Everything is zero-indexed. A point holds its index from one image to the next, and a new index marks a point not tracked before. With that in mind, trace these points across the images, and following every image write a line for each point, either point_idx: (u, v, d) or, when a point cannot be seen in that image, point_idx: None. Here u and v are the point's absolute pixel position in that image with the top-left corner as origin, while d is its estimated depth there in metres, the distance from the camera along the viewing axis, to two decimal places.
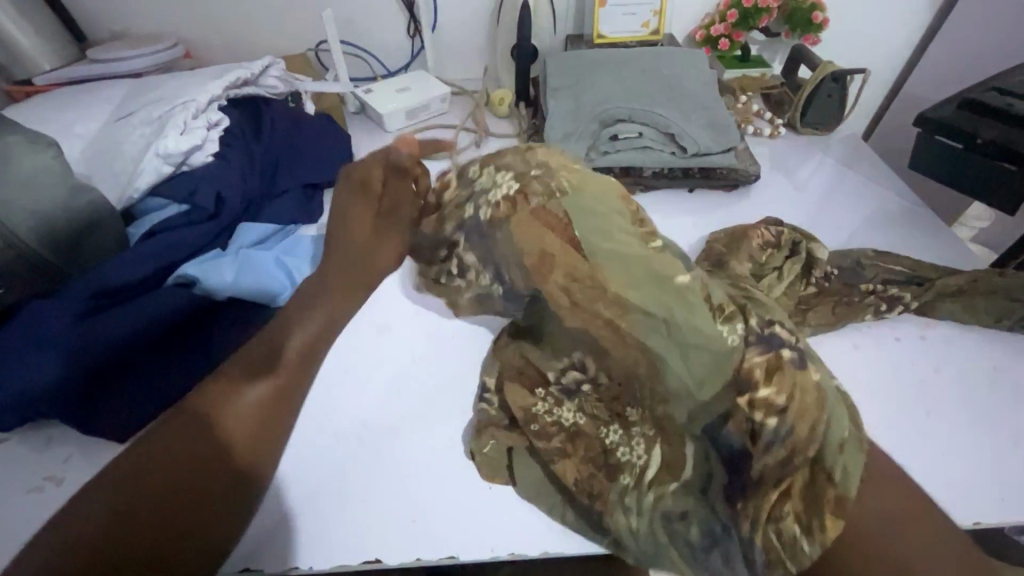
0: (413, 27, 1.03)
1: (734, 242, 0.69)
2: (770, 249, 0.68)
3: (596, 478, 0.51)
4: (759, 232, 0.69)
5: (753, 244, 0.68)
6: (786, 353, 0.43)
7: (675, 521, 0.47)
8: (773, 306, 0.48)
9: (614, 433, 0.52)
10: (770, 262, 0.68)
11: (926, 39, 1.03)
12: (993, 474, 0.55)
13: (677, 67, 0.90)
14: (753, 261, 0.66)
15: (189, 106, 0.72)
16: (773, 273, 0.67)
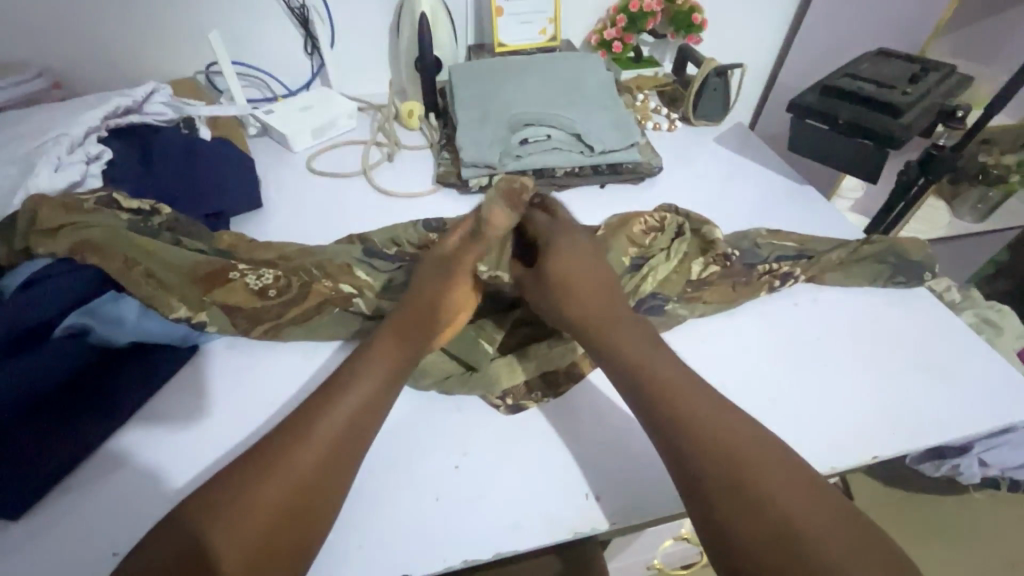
0: (310, 44, 1.00)
1: (620, 227, 0.77)
2: (653, 232, 0.76)
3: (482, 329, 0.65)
4: (643, 219, 0.77)
5: (635, 230, 0.76)
6: (645, 297, 0.69)
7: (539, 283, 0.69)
8: (662, 277, 0.71)
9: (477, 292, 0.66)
10: (655, 244, 0.75)
11: (790, 34, 1.16)
12: (882, 413, 0.63)
13: (578, 71, 0.95)
14: (635, 244, 0.75)
15: (63, 140, 0.67)
16: (662, 252, 0.73)
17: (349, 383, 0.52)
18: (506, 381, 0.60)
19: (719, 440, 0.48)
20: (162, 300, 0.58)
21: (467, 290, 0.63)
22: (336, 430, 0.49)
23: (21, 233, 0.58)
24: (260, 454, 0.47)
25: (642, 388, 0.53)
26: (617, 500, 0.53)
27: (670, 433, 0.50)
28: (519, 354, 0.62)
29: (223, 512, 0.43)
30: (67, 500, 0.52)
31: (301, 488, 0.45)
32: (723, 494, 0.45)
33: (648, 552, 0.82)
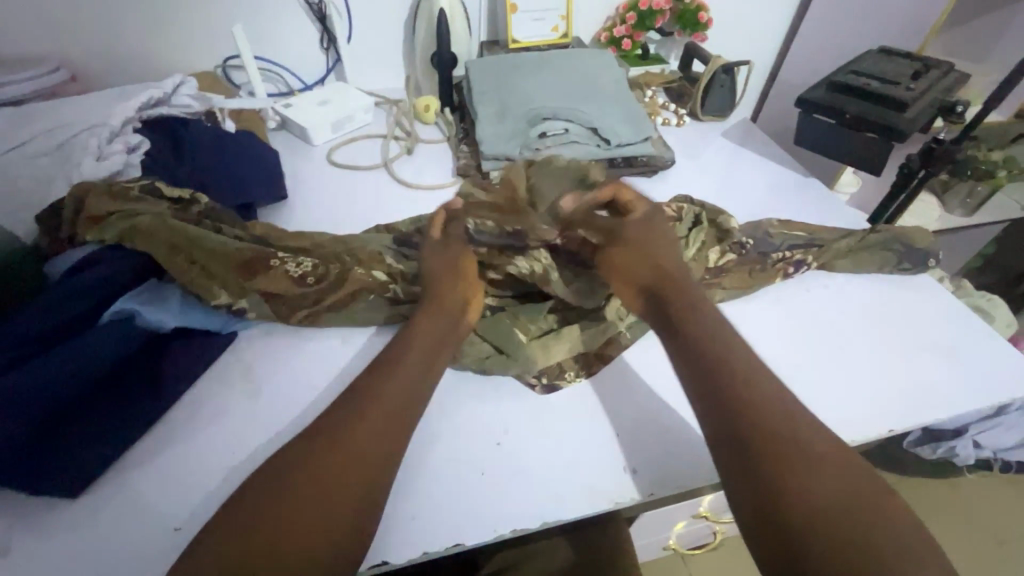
0: (326, 38, 1.02)
1: None
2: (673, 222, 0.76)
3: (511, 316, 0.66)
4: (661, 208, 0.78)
5: None
6: None
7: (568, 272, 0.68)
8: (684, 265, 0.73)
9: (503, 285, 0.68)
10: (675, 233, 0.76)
11: (791, 32, 1.20)
12: (893, 389, 0.67)
13: (590, 67, 0.98)
14: None
15: (101, 131, 0.68)
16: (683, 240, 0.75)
17: (385, 375, 0.53)
18: (541, 362, 0.62)
19: (775, 427, 0.46)
20: (204, 286, 0.61)
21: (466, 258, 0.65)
22: (379, 415, 0.49)
23: (70, 221, 0.60)
24: (304, 450, 0.47)
25: (702, 366, 0.52)
26: (655, 472, 0.56)
27: (721, 411, 0.49)
28: (553, 335, 0.64)
29: (276, 509, 0.43)
30: (123, 477, 0.53)
31: (351, 475, 0.45)
32: (769, 463, 0.45)
33: (664, 531, 0.86)
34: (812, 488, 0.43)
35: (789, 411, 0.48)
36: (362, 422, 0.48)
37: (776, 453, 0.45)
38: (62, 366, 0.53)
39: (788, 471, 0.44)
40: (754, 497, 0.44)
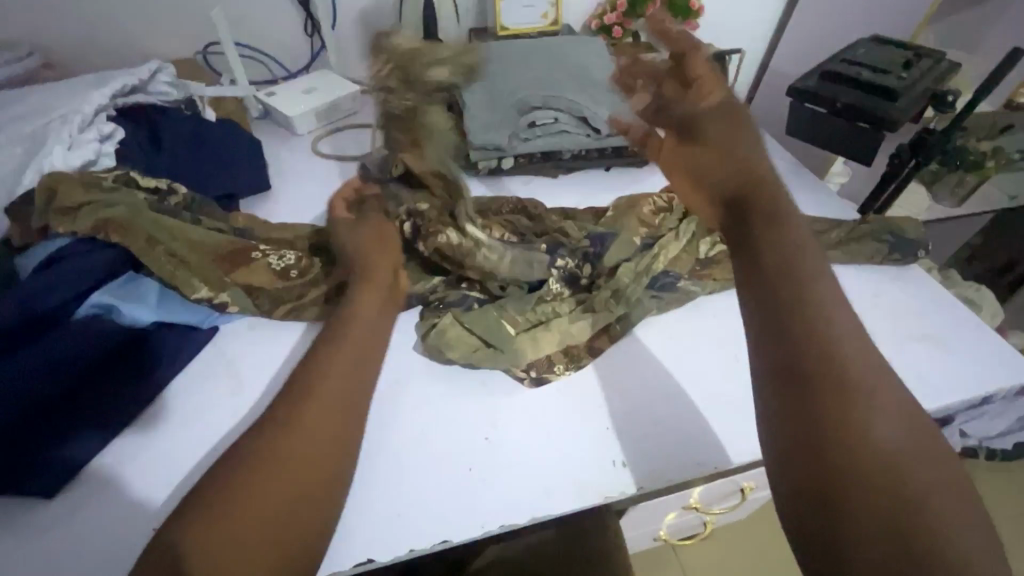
0: (311, 25, 0.99)
1: (629, 208, 0.79)
2: (662, 213, 0.78)
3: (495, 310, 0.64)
4: (651, 200, 0.79)
5: (644, 211, 0.78)
6: (659, 277, 0.71)
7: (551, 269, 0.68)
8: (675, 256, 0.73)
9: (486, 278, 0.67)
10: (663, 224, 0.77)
11: (782, 21, 1.18)
12: None
13: (580, 55, 0.96)
14: (645, 225, 0.77)
15: (74, 118, 0.66)
16: (673, 230, 0.75)
17: (320, 369, 0.50)
18: (529, 355, 0.62)
19: (844, 357, 0.41)
20: (184, 280, 0.60)
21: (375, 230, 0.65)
22: (319, 413, 0.47)
23: (41, 210, 0.58)
24: (240, 455, 0.43)
25: (768, 269, 0.47)
26: (642, 465, 0.56)
27: (781, 335, 0.43)
28: (540, 328, 0.63)
29: (210, 515, 0.39)
30: (100, 476, 0.52)
31: (295, 477, 0.43)
32: (818, 390, 0.40)
33: (654, 523, 0.86)
34: (877, 421, 0.38)
35: (863, 338, 0.43)
36: (303, 420, 0.46)
37: (837, 386, 0.40)
38: (36, 364, 0.51)
39: (857, 406, 0.39)
40: (803, 418, 0.39)
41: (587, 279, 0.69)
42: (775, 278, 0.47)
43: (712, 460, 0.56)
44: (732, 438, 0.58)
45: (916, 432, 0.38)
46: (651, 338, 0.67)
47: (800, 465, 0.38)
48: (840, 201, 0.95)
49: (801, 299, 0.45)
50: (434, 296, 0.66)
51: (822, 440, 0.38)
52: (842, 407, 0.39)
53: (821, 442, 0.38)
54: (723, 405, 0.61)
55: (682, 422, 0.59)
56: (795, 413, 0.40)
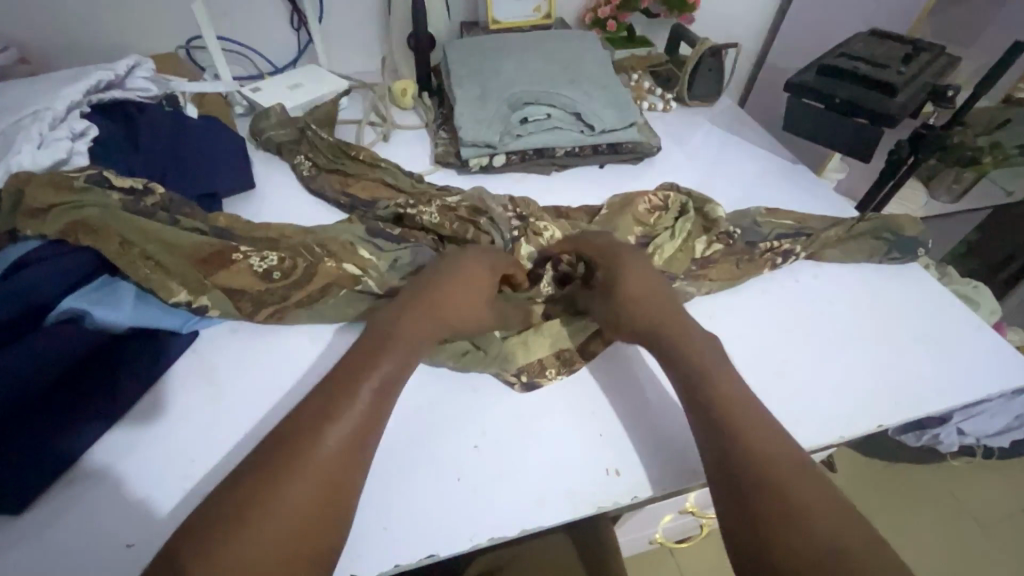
0: (297, 18, 0.96)
1: (623, 206, 0.77)
2: (657, 212, 0.77)
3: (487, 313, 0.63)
4: (647, 198, 0.78)
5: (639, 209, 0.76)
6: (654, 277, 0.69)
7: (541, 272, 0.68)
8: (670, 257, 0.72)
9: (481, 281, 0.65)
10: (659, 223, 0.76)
11: (779, 15, 1.16)
12: (883, 381, 0.65)
13: (573, 50, 0.94)
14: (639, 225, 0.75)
15: (45, 116, 0.64)
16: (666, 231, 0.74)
17: (342, 396, 0.47)
18: (520, 359, 0.60)
19: (767, 454, 0.45)
20: (161, 283, 0.57)
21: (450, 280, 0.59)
22: (333, 448, 0.44)
23: (8, 216, 0.57)
24: (247, 484, 0.41)
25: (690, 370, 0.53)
26: (636, 473, 0.54)
27: (723, 457, 0.47)
28: (532, 332, 0.62)
29: (216, 553, 0.38)
30: (74, 490, 0.50)
31: (307, 513, 0.41)
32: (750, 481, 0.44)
33: (652, 527, 0.85)
34: (805, 502, 0.42)
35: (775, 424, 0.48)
36: (317, 452, 0.43)
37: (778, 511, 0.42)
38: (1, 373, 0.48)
39: (785, 490, 0.43)
40: (742, 512, 0.43)
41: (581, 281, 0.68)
42: (698, 376, 0.52)
43: None
44: None
45: (854, 542, 0.40)
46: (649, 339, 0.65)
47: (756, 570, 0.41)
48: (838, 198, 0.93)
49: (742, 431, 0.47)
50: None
51: (761, 529, 0.42)
52: (773, 492, 0.43)
53: (771, 565, 0.40)
54: None
55: (678, 427, 0.57)
56: (736, 508, 0.44)
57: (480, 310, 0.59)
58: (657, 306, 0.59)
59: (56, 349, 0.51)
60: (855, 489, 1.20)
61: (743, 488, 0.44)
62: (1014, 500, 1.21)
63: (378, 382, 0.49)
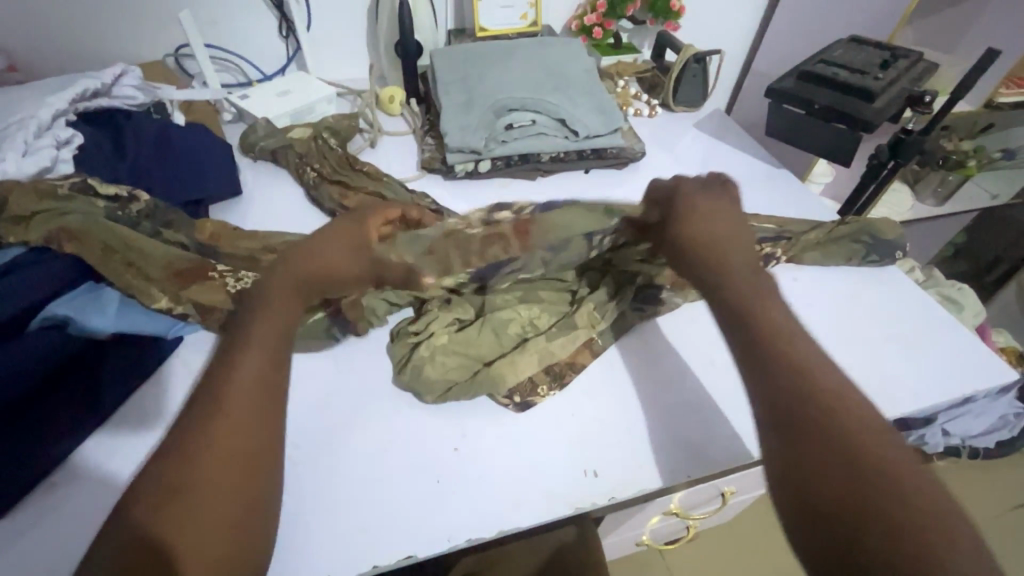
0: (285, 27, 0.97)
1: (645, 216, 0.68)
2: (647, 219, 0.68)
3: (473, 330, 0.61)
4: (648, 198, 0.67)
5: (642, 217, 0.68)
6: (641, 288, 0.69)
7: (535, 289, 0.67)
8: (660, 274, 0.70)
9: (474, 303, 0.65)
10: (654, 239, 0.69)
11: (764, 22, 1.18)
12: (859, 380, 0.66)
13: (558, 57, 0.95)
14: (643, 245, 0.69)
15: (30, 124, 0.64)
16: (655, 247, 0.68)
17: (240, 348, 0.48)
18: (511, 378, 0.59)
19: (815, 383, 0.46)
20: (142, 289, 0.58)
21: (321, 241, 0.56)
22: (239, 413, 0.44)
23: None
24: (168, 456, 0.42)
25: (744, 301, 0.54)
26: (614, 475, 0.55)
27: (769, 381, 0.48)
28: (519, 350, 0.61)
29: (162, 514, 0.39)
30: (56, 495, 0.50)
31: (233, 474, 0.41)
32: (795, 406, 0.46)
33: (638, 528, 0.85)
34: (849, 429, 0.44)
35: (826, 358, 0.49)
36: (225, 420, 0.43)
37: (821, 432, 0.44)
38: None
39: (829, 418, 0.44)
40: (788, 434, 0.45)
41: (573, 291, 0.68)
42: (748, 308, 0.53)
43: (682, 469, 0.56)
44: (707, 448, 0.58)
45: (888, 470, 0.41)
46: (635, 347, 0.66)
47: (789, 488, 0.43)
48: (821, 202, 0.95)
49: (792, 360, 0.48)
50: (419, 314, 0.65)
51: (800, 453, 0.44)
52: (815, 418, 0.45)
53: (800, 460, 0.43)
54: (696, 411, 0.61)
55: (656, 431, 0.59)
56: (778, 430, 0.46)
57: (345, 257, 0.57)
58: (710, 239, 0.59)
59: (37, 354, 0.51)
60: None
61: (785, 410, 0.46)
62: (999, 501, 1.22)
63: (269, 330, 0.50)
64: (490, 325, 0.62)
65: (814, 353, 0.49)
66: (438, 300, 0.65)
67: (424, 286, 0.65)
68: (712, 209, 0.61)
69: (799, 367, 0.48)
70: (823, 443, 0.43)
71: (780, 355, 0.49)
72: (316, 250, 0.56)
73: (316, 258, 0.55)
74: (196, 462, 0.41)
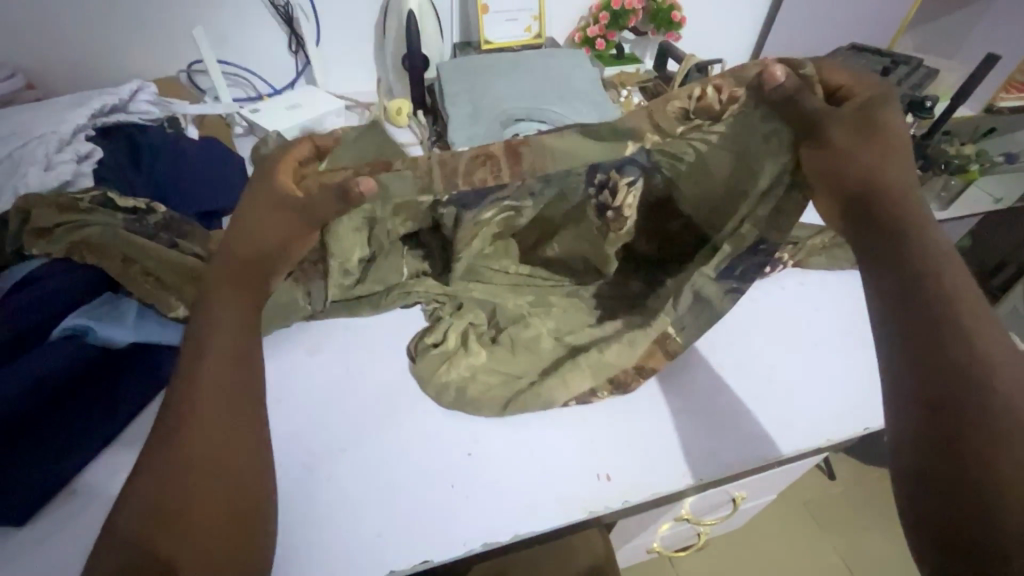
0: (295, 42, 0.99)
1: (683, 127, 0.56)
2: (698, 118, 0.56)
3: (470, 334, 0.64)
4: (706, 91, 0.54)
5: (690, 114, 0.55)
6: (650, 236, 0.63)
7: (545, 296, 0.69)
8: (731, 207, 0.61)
9: (483, 310, 0.67)
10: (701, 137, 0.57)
11: (764, 32, 1.20)
12: (867, 383, 0.67)
13: (562, 68, 0.97)
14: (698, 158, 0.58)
15: (51, 139, 0.66)
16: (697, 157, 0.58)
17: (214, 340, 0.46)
18: (563, 396, 0.60)
19: (988, 360, 0.39)
20: (160, 298, 0.59)
21: (258, 212, 0.52)
22: (210, 417, 0.42)
23: (15, 235, 0.59)
24: (149, 455, 0.41)
25: (903, 260, 0.45)
26: (627, 478, 0.55)
27: (923, 352, 0.40)
28: (573, 365, 0.61)
29: (149, 517, 0.38)
30: (75, 502, 0.51)
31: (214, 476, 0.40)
32: (952, 384, 0.38)
33: (648, 535, 0.85)
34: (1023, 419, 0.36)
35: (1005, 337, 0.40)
36: (193, 426, 0.41)
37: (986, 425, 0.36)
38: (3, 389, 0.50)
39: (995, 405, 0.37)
40: (936, 418, 0.38)
41: (588, 297, 0.70)
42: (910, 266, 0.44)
43: (694, 472, 0.57)
44: (718, 451, 0.58)
45: None
46: None
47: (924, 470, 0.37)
48: None
49: (952, 303, 0.41)
50: (433, 323, 0.66)
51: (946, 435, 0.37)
52: (981, 405, 0.37)
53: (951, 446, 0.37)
54: (706, 415, 0.61)
55: (667, 435, 0.59)
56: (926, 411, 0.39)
57: (274, 222, 0.52)
58: (873, 181, 0.49)
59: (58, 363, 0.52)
60: (847, 496, 1.23)
61: (930, 384, 0.39)
62: None
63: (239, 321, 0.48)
64: (525, 343, 0.64)
65: (986, 326, 0.40)
66: (450, 308, 0.67)
67: (434, 295, 0.68)
68: (884, 141, 0.49)
69: (977, 343, 0.39)
70: (987, 434, 0.36)
71: (944, 323, 0.41)
72: (257, 219, 0.51)
73: (252, 226, 0.51)
74: (172, 464, 0.40)
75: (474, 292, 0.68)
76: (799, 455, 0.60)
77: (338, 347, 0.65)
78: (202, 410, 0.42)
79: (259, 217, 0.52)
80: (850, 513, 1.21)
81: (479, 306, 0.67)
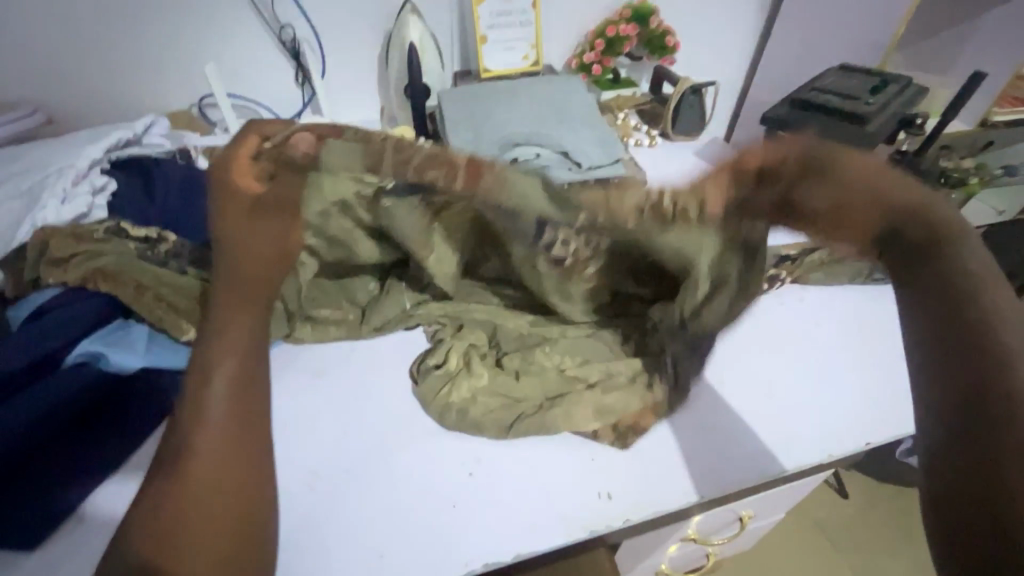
0: (301, 75, 1.03)
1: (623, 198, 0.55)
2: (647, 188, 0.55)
3: (472, 358, 0.65)
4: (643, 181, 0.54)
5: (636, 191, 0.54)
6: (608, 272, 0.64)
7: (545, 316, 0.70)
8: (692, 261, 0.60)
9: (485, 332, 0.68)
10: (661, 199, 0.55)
11: (757, 55, 1.24)
12: (868, 398, 0.67)
13: (558, 94, 0.99)
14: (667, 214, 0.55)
15: (69, 173, 0.69)
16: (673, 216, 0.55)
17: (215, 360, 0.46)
18: (563, 426, 0.59)
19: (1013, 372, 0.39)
20: (172, 323, 0.61)
21: (239, 210, 0.49)
22: (216, 440, 0.43)
23: (34, 265, 0.61)
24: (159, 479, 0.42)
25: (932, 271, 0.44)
26: (628, 497, 0.56)
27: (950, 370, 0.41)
28: (569, 399, 0.61)
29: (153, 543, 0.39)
30: (85, 526, 0.52)
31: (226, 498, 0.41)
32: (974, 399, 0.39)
33: (656, 556, 0.84)
34: None
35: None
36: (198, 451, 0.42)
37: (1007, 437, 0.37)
38: (20, 414, 0.51)
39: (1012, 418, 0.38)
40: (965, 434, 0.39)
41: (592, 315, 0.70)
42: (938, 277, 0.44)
43: (695, 489, 0.57)
44: (719, 469, 0.59)
45: None
46: None
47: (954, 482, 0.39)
48: None
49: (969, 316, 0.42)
50: (434, 345, 0.67)
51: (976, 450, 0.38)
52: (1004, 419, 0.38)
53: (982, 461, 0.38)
54: (705, 432, 0.62)
55: (668, 453, 0.59)
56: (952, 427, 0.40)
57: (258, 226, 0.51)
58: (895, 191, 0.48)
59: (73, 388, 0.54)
60: (863, 516, 1.21)
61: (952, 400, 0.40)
62: None
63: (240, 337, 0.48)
64: (528, 370, 0.64)
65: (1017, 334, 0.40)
66: (450, 329, 0.68)
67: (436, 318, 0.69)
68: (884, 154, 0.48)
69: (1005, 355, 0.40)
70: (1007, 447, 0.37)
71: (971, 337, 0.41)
72: (239, 219, 0.49)
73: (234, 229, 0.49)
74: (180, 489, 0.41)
75: (477, 315, 0.69)
76: (800, 470, 0.60)
77: (346, 371, 0.66)
78: (206, 434, 0.43)
79: (242, 218, 0.49)
80: (864, 532, 1.19)
81: (480, 329, 0.68)
